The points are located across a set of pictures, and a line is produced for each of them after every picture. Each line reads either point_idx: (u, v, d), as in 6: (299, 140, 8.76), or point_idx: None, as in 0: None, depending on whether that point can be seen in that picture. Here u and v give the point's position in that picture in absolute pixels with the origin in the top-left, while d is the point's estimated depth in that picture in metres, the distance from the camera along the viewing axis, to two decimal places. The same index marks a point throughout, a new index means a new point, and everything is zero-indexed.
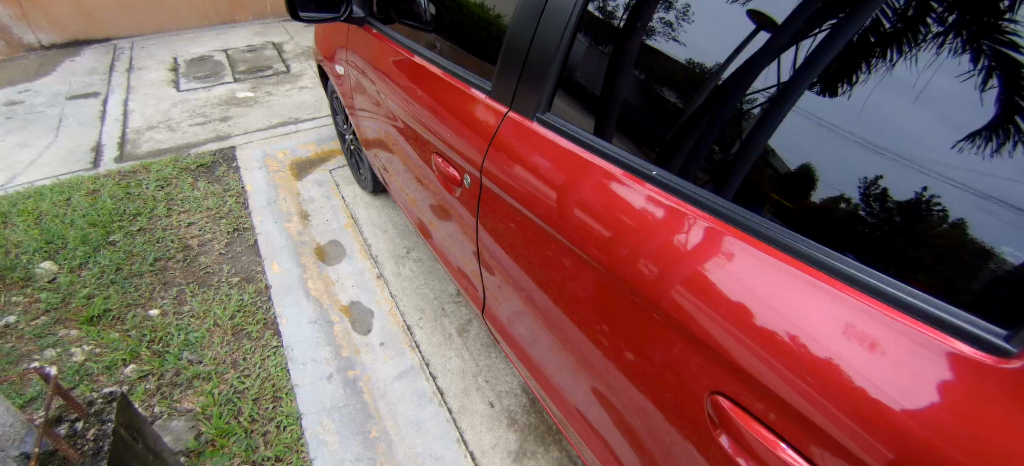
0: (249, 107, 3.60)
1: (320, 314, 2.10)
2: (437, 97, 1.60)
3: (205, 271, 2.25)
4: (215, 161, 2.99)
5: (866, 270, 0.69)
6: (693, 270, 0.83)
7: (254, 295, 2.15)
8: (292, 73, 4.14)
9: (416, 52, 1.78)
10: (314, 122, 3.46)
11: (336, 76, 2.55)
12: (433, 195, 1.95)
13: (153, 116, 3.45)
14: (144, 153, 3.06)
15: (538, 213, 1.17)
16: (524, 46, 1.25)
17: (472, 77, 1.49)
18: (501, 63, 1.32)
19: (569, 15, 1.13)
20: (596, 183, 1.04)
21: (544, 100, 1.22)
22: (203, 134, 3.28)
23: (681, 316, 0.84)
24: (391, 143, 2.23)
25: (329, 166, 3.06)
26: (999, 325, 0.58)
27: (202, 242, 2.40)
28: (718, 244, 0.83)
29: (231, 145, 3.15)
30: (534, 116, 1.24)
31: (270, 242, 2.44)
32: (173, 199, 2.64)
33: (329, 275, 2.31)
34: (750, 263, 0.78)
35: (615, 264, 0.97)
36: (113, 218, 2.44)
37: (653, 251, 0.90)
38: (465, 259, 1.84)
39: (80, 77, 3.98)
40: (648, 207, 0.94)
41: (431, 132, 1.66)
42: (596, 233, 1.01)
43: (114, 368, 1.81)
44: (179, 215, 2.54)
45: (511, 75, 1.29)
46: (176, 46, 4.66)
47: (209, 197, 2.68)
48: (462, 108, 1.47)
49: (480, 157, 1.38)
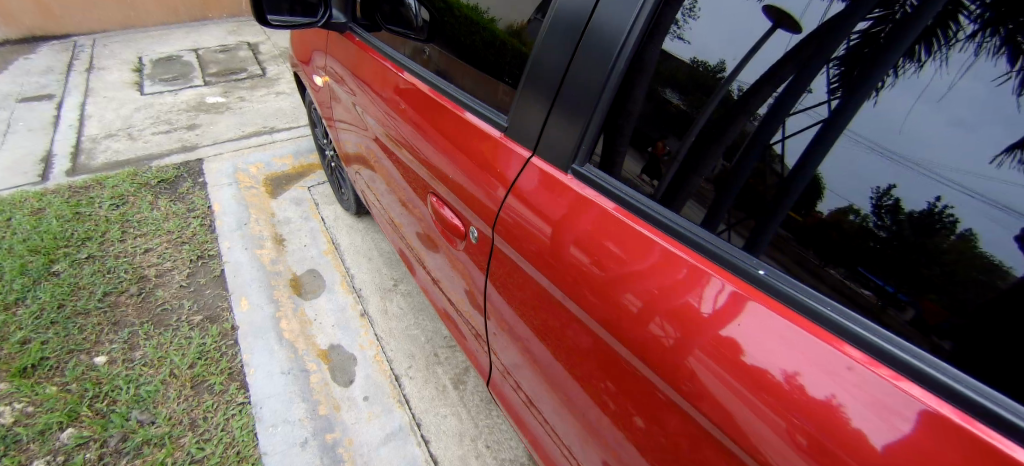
0: (219, 114, 3.28)
1: (295, 362, 1.91)
2: (429, 125, 1.34)
3: (162, 308, 1.99)
4: (179, 175, 2.66)
5: (896, 342, 0.54)
6: (696, 323, 0.67)
7: (217, 339, 1.92)
8: (269, 76, 3.85)
9: (408, 67, 1.51)
10: (292, 132, 3.18)
11: (313, 86, 2.30)
12: (418, 222, 1.74)
13: (113, 123, 3.05)
14: (100, 165, 2.68)
15: (523, 249, 0.99)
16: (561, 72, 0.93)
17: (483, 108, 1.19)
18: (528, 91, 1.01)
19: (620, 32, 0.81)
20: (591, 218, 0.86)
21: (582, 146, 0.90)
22: (167, 143, 2.92)
23: (678, 376, 0.69)
24: (372, 160, 2.00)
25: (307, 183, 2.80)
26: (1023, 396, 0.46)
27: (161, 273, 2.12)
28: (728, 299, 0.66)
29: (199, 157, 2.82)
30: (568, 169, 0.93)
31: (240, 274, 2.19)
32: (129, 220, 2.32)
33: (306, 313, 2.12)
34: (764, 320, 0.62)
35: (608, 314, 0.80)
36: (57, 243, 2.10)
37: (653, 300, 0.73)
38: (457, 299, 1.61)
39: (31, 77, 3.61)
40: (642, 248, 0.77)
41: (411, 151, 1.47)
42: (585, 275, 0.84)
43: (48, 433, 1.52)
44: (135, 239, 2.24)
45: (538, 107, 0.98)
46: (141, 44, 4.28)
47: (170, 218, 2.38)
48: (454, 136, 1.23)
49: (460, 179, 1.20)
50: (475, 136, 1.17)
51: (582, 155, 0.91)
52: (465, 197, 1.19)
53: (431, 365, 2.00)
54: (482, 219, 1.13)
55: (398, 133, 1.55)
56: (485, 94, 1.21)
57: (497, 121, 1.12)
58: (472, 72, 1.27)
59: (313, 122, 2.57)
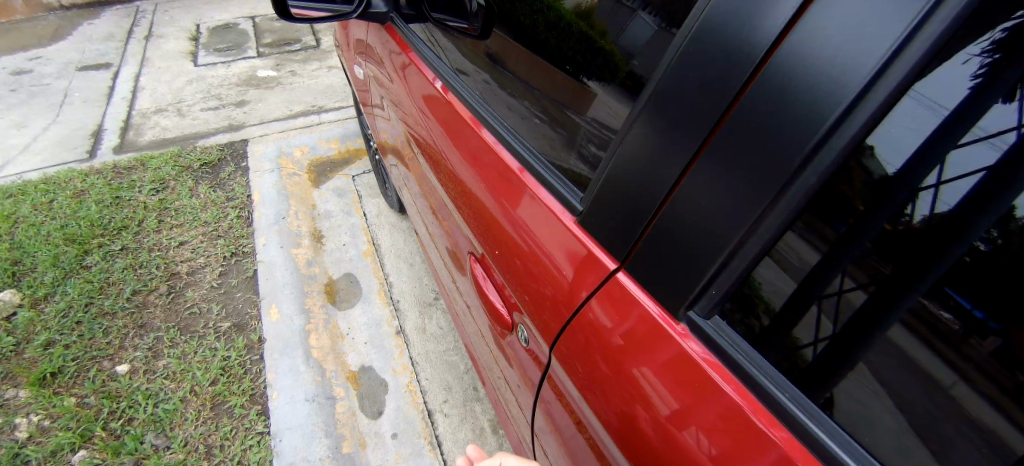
0: (269, 90, 3.07)
1: (321, 387, 1.68)
2: (481, 176, 1.05)
3: (190, 312, 1.84)
4: (223, 158, 2.45)
5: None
6: (712, 445, 0.52)
7: (242, 352, 1.73)
8: (322, 48, 3.63)
9: (453, 86, 1.22)
10: (340, 113, 2.89)
11: (355, 78, 2.03)
12: (446, 236, 1.52)
13: (163, 97, 2.96)
14: (147, 143, 2.57)
15: (532, 298, 0.85)
16: (704, 138, 0.50)
17: (547, 171, 0.85)
18: (632, 153, 0.59)
19: (852, 91, 0.37)
20: (594, 278, 0.68)
21: (714, 288, 0.52)
22: (216, 121, 2.72)
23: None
24: (406, 157, 1.72)
25: (353, 170, 2.49)
26: None
27: (194, 270, 1.98)
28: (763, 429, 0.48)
29: (244, 139, 2.58)
30: (681, 313, 0.56)
31: (272, 276, 1.97)
32: (166, 208, 2.20)
33: (338, 326, 1.85)
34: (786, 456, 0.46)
35: (610, 398, 0.67)
36: (93, 231, 2.04)
37: (672, 400, 0.57)
38: (484, 335, 1.36)
39: (94, 44, 3.62)
40: (651, 331, 0.59)
41: (443, 159, 1.30)
42: (593, 344, 0.69)
43: (59, 454, 1.42)
44: (170, 230, 2.11)
45: (647, 189, 0.58)
46: (199, 12, 4.19)
47: (209, 208, 2.19)
48: (507, 197, 0.93)
49: (479, 195, 1.06)
50: (529, 207, 0.86)
51: (712, 301, 0.53)
52: (483, 216, 1.05)
53: (469, 402, 1.71)
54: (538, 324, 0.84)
55: (448, 169, 1.28)
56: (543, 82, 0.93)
57: (573, 203, 0.76)
58: (527, 56, 0.98)
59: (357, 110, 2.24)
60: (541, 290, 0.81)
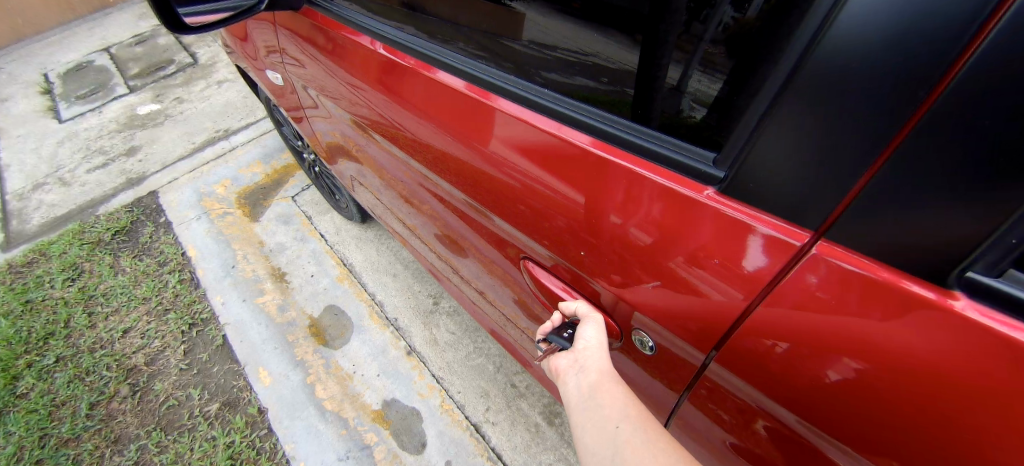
0: (158, 126, 2.27)
1: (350, 440, 1.45)
2: (483, 152, 0.86)
3: (167, 406, 1.51)
4: (136, 220, 1.90)
5: None
6: (796, 303, 0.53)
7: (246, 432, 1.45)
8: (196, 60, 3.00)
9: (408, 46, 0.99)
10: (250, 129, 2.25)
11: (265, 79, 1.61)
12: (431, 221, 1.27)
13: (34, 165, 2.18)
14: (38, 228, 1.92)
15: (572, 251, 0.79)
16: (890, 130, 0.40)
17: (587, 115, 0.70)
18: (764, 156, 0.50)
19: None
20: (619, 183, 0.66)
21: (1008, 238, 0.37)
22: (109, 180, 2.04)
23: (823, 386, 0.54)
24: (354, 149, 1.43)
25: (291, 190, 2.04)
26: None
27: (152, 358, 1.60)
28: (842, 270, 0.48)
29: (151, 190, 2.00)
30: (950, 283, 0.42)
31: (247, 336, 1.64)
32: (92, 295, 1.72)
33: (341, 367, 1.60)
34: (933, 314, 0.44)
35: (666, 300, 0.67)
36: (14, 351, 1.59)
37: (732, 276, 0.57)
38: (509, 316, 1.18)
39: None
40: (693, 215, 0.59)
41: (401, 131, 1.10)
42: (632, 251, 0.68)
43: None
44: (107, 321, 1.68)
45: (837, 149, 0.44)
46: (16, 50, 3.30)
47: (141, 281, 1.75)
48: (535, 163, 0.76)
49: (451, 151, 0.95)
50: (568, 161, 0.71)
51: (1006, 259, 0.39)
52: (464, 175, 0.96)
53: (514, 402, 1.55)
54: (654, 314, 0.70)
55: (417, 142, 1.06)
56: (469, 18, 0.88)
57: (699, 168, 0.58)
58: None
59: (269, 114, 1.84)
60: (608, 247, 0.72)
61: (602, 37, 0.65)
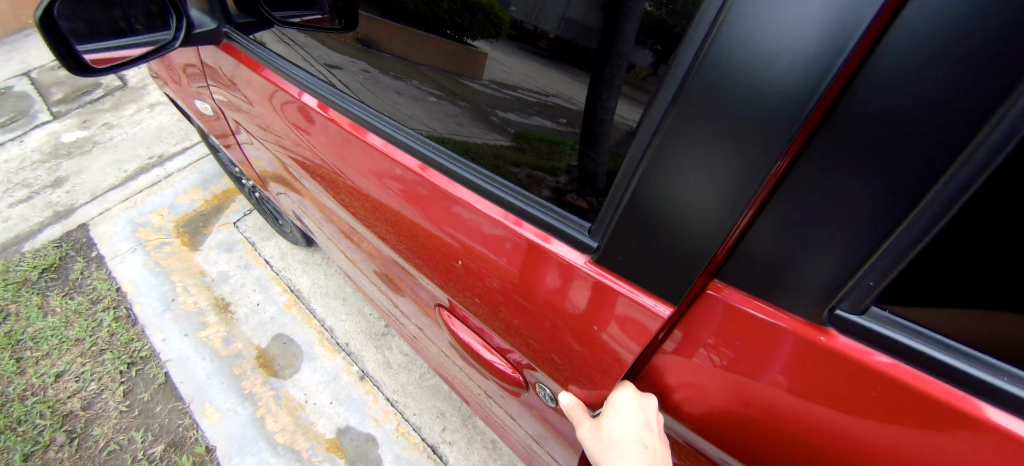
0: (85, 154, 2.15)
1: None
2: (410, 198, 0.85)
3: (108, 451, 1.43)
4: (65, 256, 1.80)
5: (932, 343, 0.42)
6: (709, 334, 0.54)
7: None
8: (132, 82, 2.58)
9: (331, 99, 0.97)
10: (186, 155, 2.17)
11: (195, 111, 1.57)
12: (367, 256, 1.25)
13: None
14: None
15: (494, 304, 0.80)
16: (741, 207, 0.43)
17: (493, 183, 0.72)
18: (643, 215, 0.50)
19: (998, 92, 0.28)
20: (521, 249, 0.68)
21: (867, 280, 0.41)
22: (33, 214, 1.91)
23: (735, 406, 0.57)
24: (289, 179, 1.38)
25: (233, 216, 1.98)
26: (954, 339, 0.41)
27: (89, 401, 1.52)
28: (744, 310, 0.50)
29: (82, 222, 1.89)
30: (826, 319, 0.46)
31: (190, 373, 1.57)
32: (19, 340, 1.61)
33: (293, 397, 1.56)
34: (821, 351, 0.47)
35: (574, 354, 0.70)
36: None
37: (623, 335, 0.60)
38: (447, 353, 1.16)
39: None
40: (582, 285, 0.62)
41: (331, 168, 1.08)
42: (541, 308, 0.71)
43: None
44: (37, 366, 1.57)
45: (697, 215, 0.46)
46: None
47: (75, 321, 1.66)
48: (450, 218, 0.78)
49: (377, 197, 0.96)
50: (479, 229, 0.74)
51: (868, 298, 0.42)
52: (391, 216, 0.95)
53: (471, 426, 1.55)
54: (567, 372, 0.74)
55: (348, 188, 1.06)
56: (425, 54, 0.78)
57: (576, 235, 0.62)
58: (394, 27, 0.81)
59: (202, 140, 1.76)
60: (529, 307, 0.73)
61: (567, 77, 0.56)
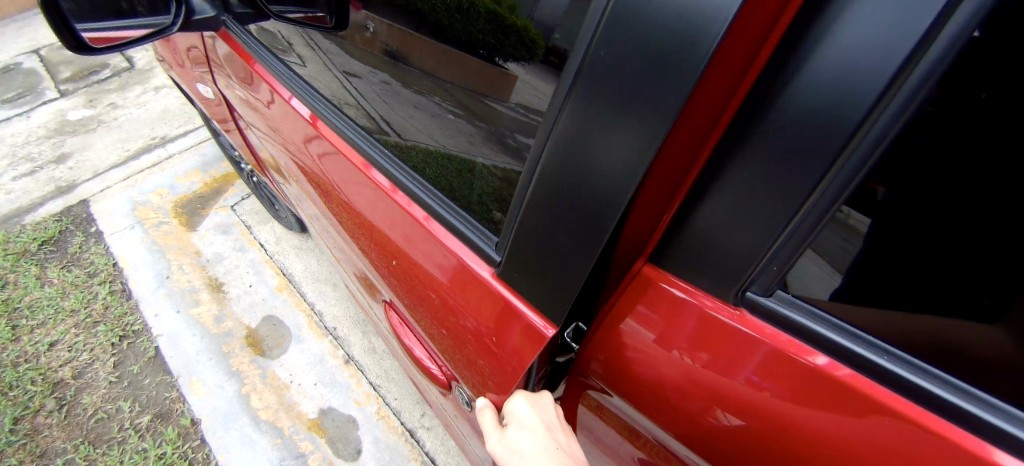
0: (90, 132, 2.21)
1: (285, 447, 1.47)
2: (365, 201, 0.94)
3: (96, 419, 1.49)
4: (64, 229, 1.85)
5: (828, 323, 0.46)
6: (638, 314, 0.59)
7: (178, 443, 1.46)
8: (142, 66, 2.62)
9: (307, 99, 1.03)
10: (190, 138, 2.22)
11: (200, 96, 1.62)
12: (339, 254, 1.35)
13: None
14: None
15: (426, 305, 0.88)
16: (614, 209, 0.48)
17: (427, 194, 0.80)
18: (538, 217, 0.56)
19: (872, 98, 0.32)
20: (442, 257, 0.77)
21: (772, 264, 0.45)
22: (36, 188, 1.96)
23: (659, 387, 0.61)
24: (279, 170, 1.47)
25: (231, 199, 2.03)
26: (846, 321, 0.46)
27: (81, 371, 1.58)
28: (667, 289, 0.55)
29: (83, 198, 1.95)
30: (736, 299, 0.50)
31: (178, 348, 1.62)
32: (15, 308, 1.66)
33: (279, 376, 1.61)
34: (731, 327, 0.51)
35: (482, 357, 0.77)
36: None
37: (514, 343, 0.68)
38: (400, 351, 1.23)
39: None
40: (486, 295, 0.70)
41: (305, 168, 1.18)
42: (457, 313, 0.78)
43: None
44: (32, 334, 1.62)
45: (596, 208, 0.49)
46: None
47: (70, 292, 1.71)
48: (393, 224, 0.87)
49: (342, 200, 1.05)
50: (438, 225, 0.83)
51: (776, 280, 0.46)
52: (353, 218, 1.04)
53: None
54: (479, 378, 0.80)
55: (320, 187, 1.15)
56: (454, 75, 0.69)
57: (484, 249, 0.70)
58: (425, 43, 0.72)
59: (204, 123, 1.82)
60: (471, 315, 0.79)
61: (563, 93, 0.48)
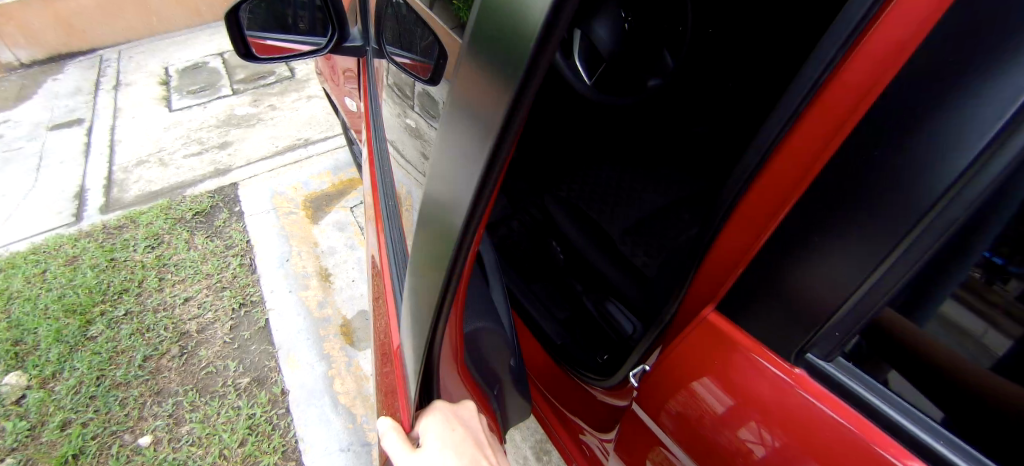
0: (250, 127, 2.63)
1: (355, 434, 1.60)
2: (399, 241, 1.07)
3: (207, 371, 1.76)
4: (214, 205, 2.20)
5: (887, 398, 0.49)
6: (702, 358, 0.66)
7: (267, 407, 1.66)
8: (300, 77, 3.07)
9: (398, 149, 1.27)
10: (328, 143, 2.56)
11: (348, 110, 1.87)
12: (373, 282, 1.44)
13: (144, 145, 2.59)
14: (135, 198, 2.27)
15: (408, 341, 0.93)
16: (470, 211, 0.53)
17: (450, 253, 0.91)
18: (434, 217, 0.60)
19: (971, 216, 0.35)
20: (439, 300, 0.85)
21: (834, 331, 0.50)
22: (200, 168, 2.37)
23: (716, 434, 0.65)
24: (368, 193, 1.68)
25: (351, 201, 2.27)
26: (909, 400, 0.48)
27: (203, 327, 1.85)
28: (729, 339, 0.62)
29: (233, 181, 2.30)
30: (793, 357, 0.56)
31: (285, 324, 1.85)
32: (165, 263, 2.01)
33: (362, 368, 1.77)
34: (785, 382, 0.56)
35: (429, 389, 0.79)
36: (93, 298, 1.93)
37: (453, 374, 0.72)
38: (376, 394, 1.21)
39: (58, 90, 3.27)
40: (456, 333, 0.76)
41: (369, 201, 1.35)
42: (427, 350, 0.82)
43: None
44: (173, 287, 1.95)
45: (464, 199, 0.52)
46: (159, 46, 3.83)
47: (208, 259, 2.01)
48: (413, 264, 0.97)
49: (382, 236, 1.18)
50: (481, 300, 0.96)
51: (837, 345, 0.51)
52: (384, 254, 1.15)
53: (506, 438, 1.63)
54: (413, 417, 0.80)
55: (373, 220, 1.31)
56: None
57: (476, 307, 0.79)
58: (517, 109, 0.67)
59: (345, 133, 2.11)
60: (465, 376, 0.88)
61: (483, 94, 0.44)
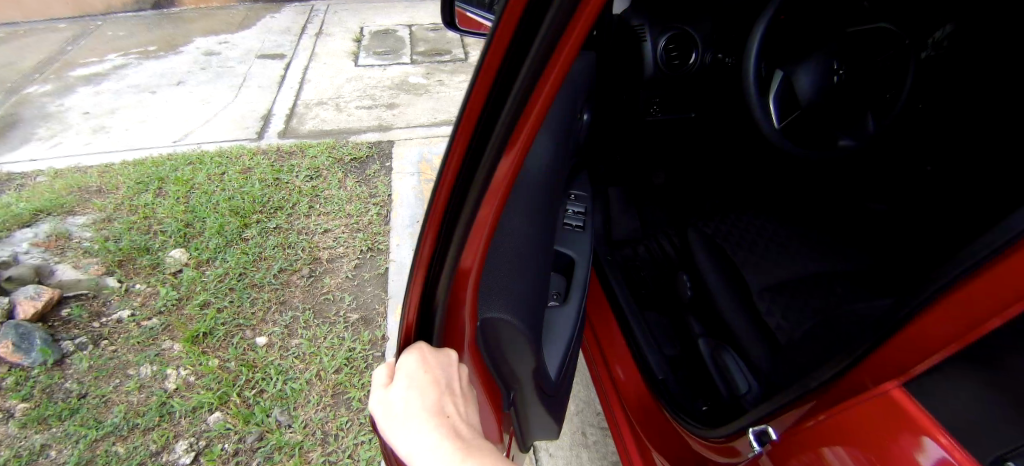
0: (417, 96, 2.98)
1: None
2: None
3: (325, 297, 1.94)
4: (371, 156, 2.54)
5: None
6: (861, 432, 0.56)
7: (366, 347, 1.78)
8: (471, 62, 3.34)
9: None
10: None
11: None
12: None
13: (326, 91, 3.06)
14: (307, 132, 2.73)
15: None
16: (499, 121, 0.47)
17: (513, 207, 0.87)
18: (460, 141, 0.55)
19: None
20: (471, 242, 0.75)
21: None
22: (366, 121, 2.79)
23: None
24: None
25: None
26: None
27: (333, 257, 2.07)
28: (906, 421, 0.50)
29: (390, 139, 2.62)
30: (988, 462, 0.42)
31: (402, 276, 1.99)
32: (318, 195, 2.32)
33: None
34: None
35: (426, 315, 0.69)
36: (254, 208, 2.25)
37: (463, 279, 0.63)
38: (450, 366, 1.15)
39: (273, 35, 3.90)
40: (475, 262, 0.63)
41: None
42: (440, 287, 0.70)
43: (199, 412, 1.58)
44: (318, 217, 2.22)
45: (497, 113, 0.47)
46: (357, 13, 4.40)
47: (353, 202, 2.28)
48: None
49: None
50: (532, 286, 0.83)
51: None
52: None
53: (576, 447, 1.50)
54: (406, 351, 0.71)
55: None
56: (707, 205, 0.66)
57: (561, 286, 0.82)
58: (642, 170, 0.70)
59: None
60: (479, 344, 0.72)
61: None
